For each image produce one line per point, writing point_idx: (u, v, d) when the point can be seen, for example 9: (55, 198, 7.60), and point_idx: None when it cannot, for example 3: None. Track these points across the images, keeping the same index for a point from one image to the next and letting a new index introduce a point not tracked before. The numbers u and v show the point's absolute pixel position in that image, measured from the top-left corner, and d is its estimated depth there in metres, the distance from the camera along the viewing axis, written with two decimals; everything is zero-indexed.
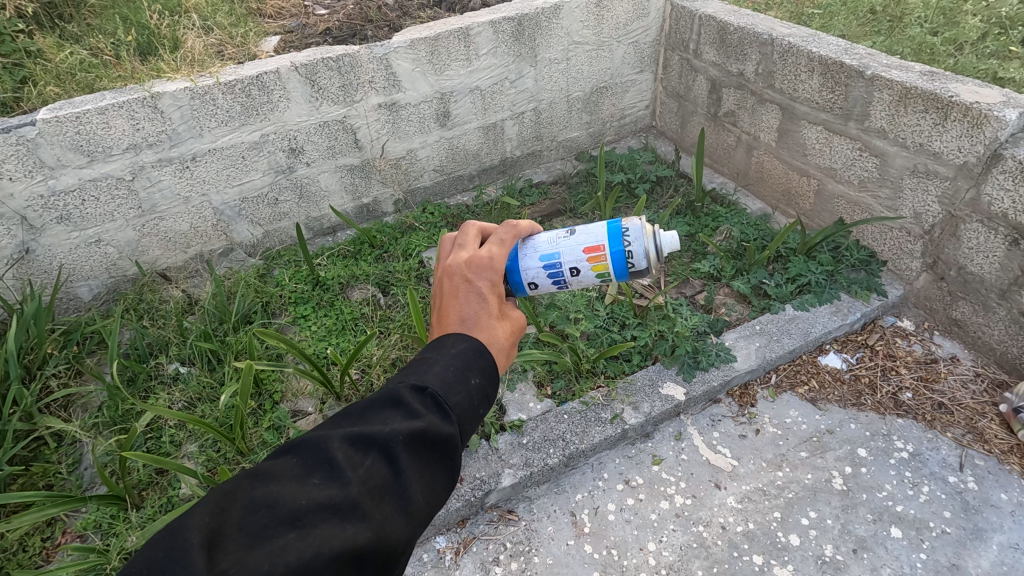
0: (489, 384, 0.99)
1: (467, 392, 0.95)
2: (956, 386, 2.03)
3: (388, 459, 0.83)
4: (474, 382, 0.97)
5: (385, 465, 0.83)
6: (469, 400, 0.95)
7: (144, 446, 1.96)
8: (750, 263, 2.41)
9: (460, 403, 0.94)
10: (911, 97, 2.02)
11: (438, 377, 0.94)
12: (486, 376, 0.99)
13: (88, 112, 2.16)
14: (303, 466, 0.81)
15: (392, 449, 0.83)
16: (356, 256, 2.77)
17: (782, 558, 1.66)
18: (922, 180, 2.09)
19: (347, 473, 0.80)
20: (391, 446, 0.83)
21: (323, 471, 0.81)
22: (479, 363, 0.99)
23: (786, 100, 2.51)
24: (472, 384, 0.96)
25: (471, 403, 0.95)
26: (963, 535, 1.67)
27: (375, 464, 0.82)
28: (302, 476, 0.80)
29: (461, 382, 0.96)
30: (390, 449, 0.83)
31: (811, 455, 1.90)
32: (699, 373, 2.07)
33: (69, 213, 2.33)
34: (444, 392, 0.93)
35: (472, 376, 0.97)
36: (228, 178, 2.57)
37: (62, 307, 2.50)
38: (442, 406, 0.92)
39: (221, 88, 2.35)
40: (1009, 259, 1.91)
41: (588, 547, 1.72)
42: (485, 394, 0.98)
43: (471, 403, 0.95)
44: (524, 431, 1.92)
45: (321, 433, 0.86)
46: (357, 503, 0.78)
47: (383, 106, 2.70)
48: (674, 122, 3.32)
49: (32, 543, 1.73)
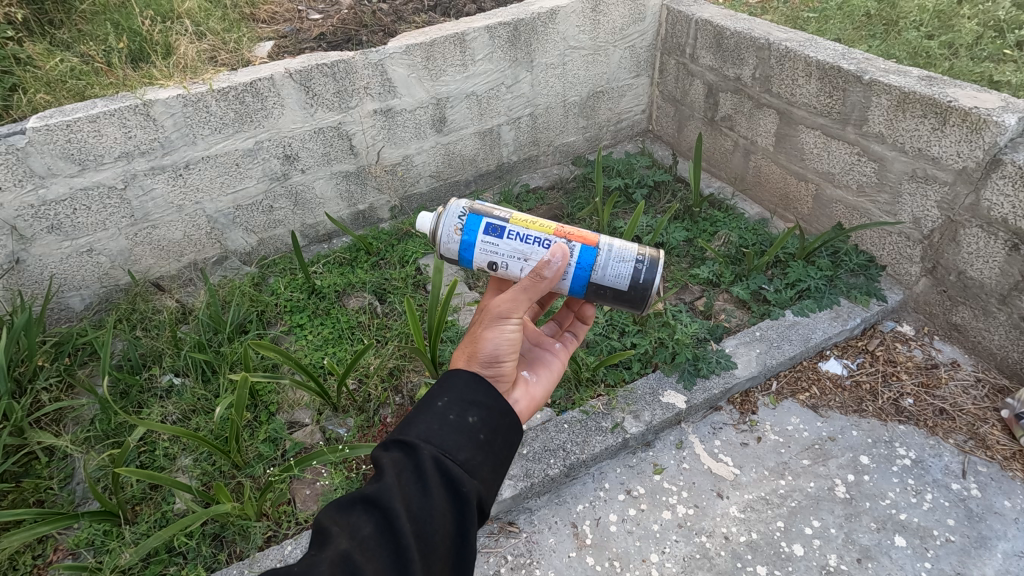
0: (459, 396, 1.06)
1: (433, 415, 1.02)
2: (957, 392, 2.03)
3: (371, 507, 0.91)
4: (440, 404, 1.04)
5: (369, 515, 0.91)
6: (439, 419, 1.01)
7: (138, 460, 1.93)
8: (749, 268, 2.40)
9: (429, 426, 1.00)
10: (909, 101, 2.01)
11: (403, 421, 1.03)
12: (451, 392, 1.07)
13: (78, 120, 2.13)
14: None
15: (371, 498, 0.91)
16: (352, 263, 2.75)
17: (787, 569, 1.64)
18: (921, 185, 2.08)
19: (332, 531, 0.89)
20: (370, 495, 0.91)
21: (315, 542, 0.89)
22: (442, 388, 1.08)
23: (783, 104, 2.51)
24: (437, 407, 1.04)
25: (442, 420, 1.01)
26: (967, 543, 1.66)
27: (360, 518, 0.90)
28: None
29: (425, 410, 1.03)
30: (369, 496, 0.91)
31: (812, 462, 1.89)
32: (700, 380, 2.05)
33: (60, 223, 2.29)
34: (410, 427, 1.01)
35: (434, 401, 1.05)
36: (221, 186, 2.54)
37: (53, 318, 2.47)
38: (411, 437, 0.99)
39: (214, 95, 2.32)
40: (1009, 264, 1.90)
41: (589, 559, 1.70)
42: (457, 405, 1.04)
43: (442, 420, 1.01)
44: (524, 441, 1.90)
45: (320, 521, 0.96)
46: (346, 552, 0.85)
47: (378, 112, 2.67)
48: (671, 127, 3.31)
49: (23, 562, 1.69)
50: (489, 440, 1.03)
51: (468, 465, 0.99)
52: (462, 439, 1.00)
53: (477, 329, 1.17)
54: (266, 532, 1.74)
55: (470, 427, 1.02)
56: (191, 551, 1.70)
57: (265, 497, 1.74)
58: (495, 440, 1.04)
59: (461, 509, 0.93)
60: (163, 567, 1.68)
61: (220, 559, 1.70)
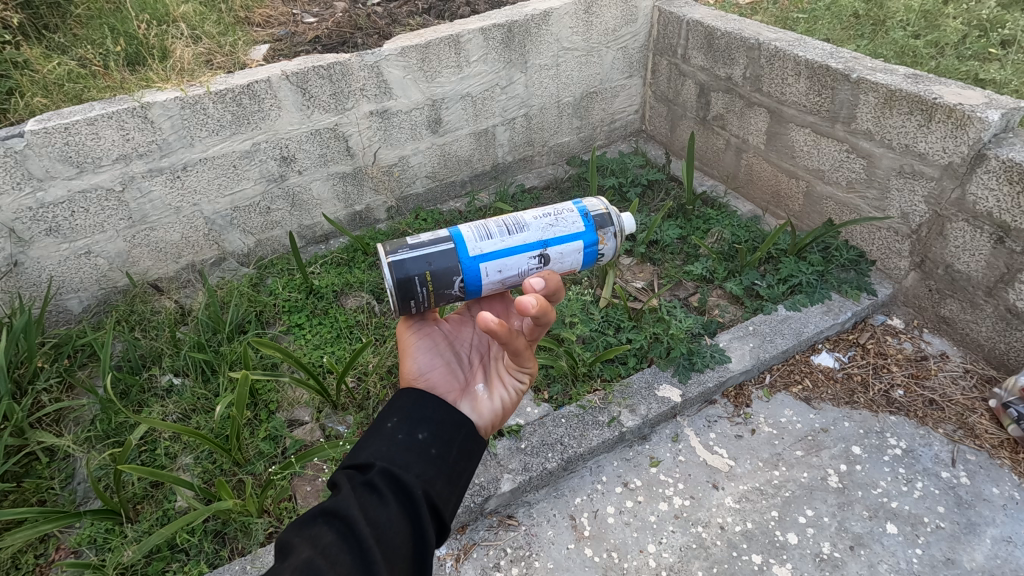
0: (406, 415, 1.09)
1: (383, 437, 1.05)
2: (946, 382, 2.07)
3: (329, 519, 0.90)
4: (389, 425, 1.07)
5: (328, 527, 0.89)
6: (388, 439, 1.04)
7: (139, 459, 1.95)
8: (742, 264, 2.44)
9: (378, 447, 1.03)
10: (896, 99, 2.05)
11: (354, 447, 1.05)
12: (401, 412, 1.10)
13: (77, 123, 2.15)
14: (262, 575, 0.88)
15: (327, 511, 0.90)
16: (350, 263, 2.78)
17: (781, 557, 1.68)
18: (909, 181, 2.12)
19: (292, 543, 0.86)
20: (327, 509, 0.90)
21: (276, 560, 0.86)
22: (390, 410, 1.11)
23: (774, 103, 2.55)
24: (387, 428, 1.06)
25: (392, 439, 1.04)
26: (957, 530, 1.69)
27: (319, 531, 0.88)
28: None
29: (374, 434, 1.06)
30: (325, 509, 0.91)
31: (806, 453, 1.92)
32: (695, 374, 2.08)
33: (58, 225, 2.31)
34: (360, 452, 1.03)
35: (383, 424, 1.08)
36: (219, 188, 2.56)
37: (51, 320, 2.48)
38: (363, 459, 1.01)
39: (212, 98, 2.34)
40: (994, 257, 1.94)
41: (588, 551, 1.73)
42: (406, 424, 1.07)
43: (393, 438, 1.04)
44: (522, 436, 1.93)
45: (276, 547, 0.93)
46: (308, 557, 0.83)
47: (374, 113, 2.70)
48: (663, 127, 3.35)
49: (25, 561, 1.71)
50: (442, 452, 1.06)
51: (424, 476, 1.01)
52: (415, 454, 1.03)
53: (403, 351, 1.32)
54: (268, 529, 1.75)
55: (422, 441, 1.05)
56: (193, 548, 1.72)
57: (266, 493, 1.75)
58: (449, 454, 1.07)
59: (418, 514, 0.95)
60: (166, 564, 1.70)
61: (222, 555, 1.72)
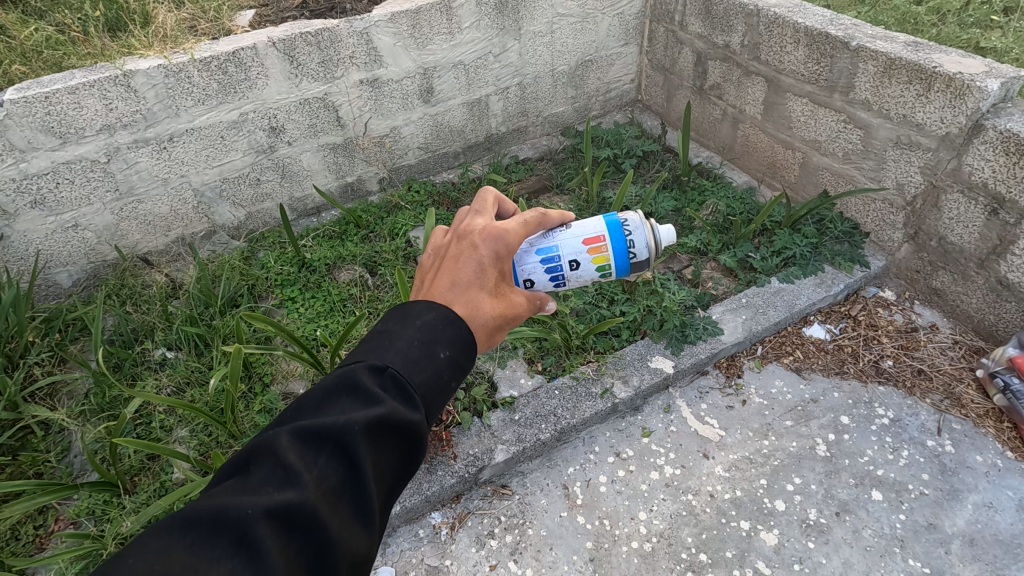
0: (459, 355, 0.96)
1: (435, 368, 0.91)
2: (935, 353, 2.09)
3: (345, 453, 0.78)
4: (443, 356, 0.93)
5: (339, 462, 0.77)
6: (438, 376, 0.92)
7: (135, 432, 1.96)
8: (736, 236, 2.43)
9: (427, 381, 0.90)
10: (895, 67, 2.02)
11: (404, 355, 0.90)
12: (456, 347, 0.96)
13: (57, 92, 2.09)
14: (252, 468, 0.77)
15: (349, 444, 0.78)
16: (342, 235, 2.75)
17: (768, 523, 1.72)
18: (905, 152, 2.11)
19: (299, 474, 0.74)
20: (348, 441, 0.78)
21: (272, 477, 0.74)
22: (449, 333, 0.96)
23: (772, 72, 2.50)
24: (440, 359, 0.92)
25: (440, 379, 0.92)
26: (940, 496, 1.73)
27: (328, 465, 0.77)
28: (250, 485, 0.74)
29: (429, 356, 0.92)
30: (348, 443, 0.78)
31: (795, 423, 1.95)
32: (688, 347, 2.10)
33: (43, 197, 2.27)
34: (412, 371, 0.89)
35: (440, 349, 0.93)
36: (207, 159, 2.51)
37: (41, 294, 2.46)
38: (410, 388, 0.88)
39: (196, 66, 2.28)
40: (988, 228, 1.94)
41: (580, 519, 1.76)
42: (454, 368, 0.95)
43: (439, 378, 0.92)
44: (516, 407, 1.95)
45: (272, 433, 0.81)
46: (313, 507, 0.72)
47: (364, 82, 2.64)
48: (659, 96, 3.30)
49: (25, 532, 1.73)
50: None
51: None
52: (441, 407, 0.93)
53: (502, 319, 1.10)
54: None
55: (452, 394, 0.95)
56: None
57: None
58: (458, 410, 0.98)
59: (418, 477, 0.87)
60: None
61: None
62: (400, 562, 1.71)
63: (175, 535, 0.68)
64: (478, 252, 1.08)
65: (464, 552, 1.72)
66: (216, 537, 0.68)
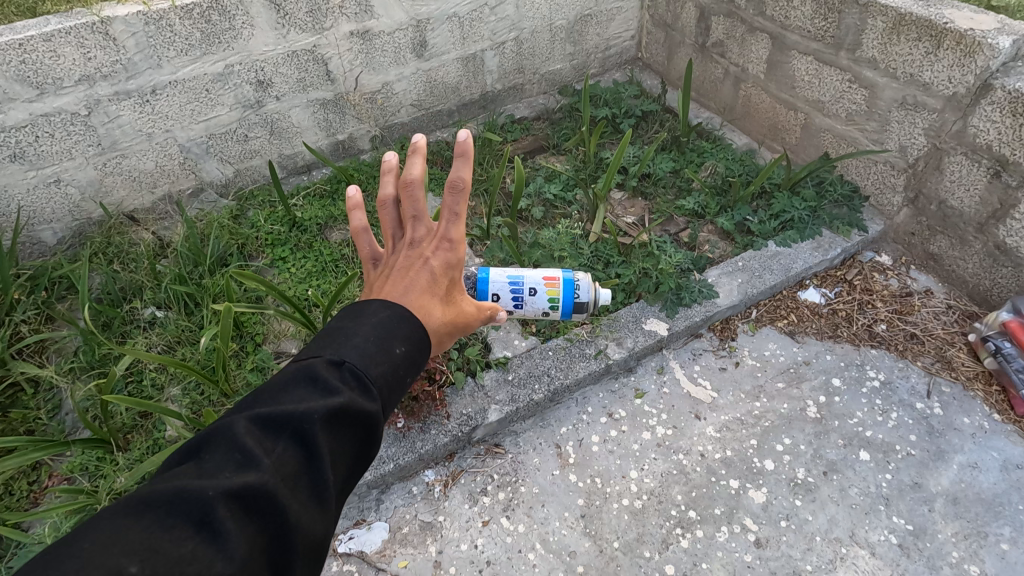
0: (412, 347, 0.92)
1: (392, 362, 0.88)
2: (928, 317, 2.09)
3: (299, 445, 0.75)
4: (398, 352, 0.89)
5: (296, 450, 0.75)
6: (395, 369, 0.88)
7: (126, 390, 1.95)
8: (734, 199, 2.40)
9: (386, 371, 0.86)
10: (905, 24, 1.95)
11: (360, 343, 0.86)
12: (410, 343, 0.92)
13: (32, 39, 1.99)
14: (205, 452, 0.73)
15: (305, 433, 0.75)
16: (333, 195, 2.70)
17: (757, 482, 1.74)
18: (910, 113, 2.06)
19: (255, 458, 0.71)
20: (304, 428, 0.75)
21: (226, 461, 0.71)
22: (402, 330, 0.91)
23: (777, 28, 2.42)
24: (396, 354, 0.89)
25: (396, 368, 0.88)
26: (926, 456, 1.76)
27: (285, 450, 0.74)
28: (201, 466, 0.71)
29: (383, 348, 0.87)
30: (303, 435, 0.75)
31: (787, 385, 1.97)
32: (682, 309, 2.09)
33: (23, 151, 2.19)
34: (372, 363, 0.85)
35: (395, 345, 0.89)
36: (192, 113, 2.43)
37: (25, 252, 2.41)
38: (370, 377, 0.83)
39: (178, 13, 2.17)
40: (989, 191, 1.92)
41: (572, 477, 1.79)
42: (410, 354, 0.91)
43: (396, 371, 0.88)
44: (510, 368, 1.95)
45: (227, 419, 0.77)
46: (269, 496, 0.69)
47: (355, 34, 2.54)
48: (660, 54, 3.20)
49: (19, 487, 1.73)
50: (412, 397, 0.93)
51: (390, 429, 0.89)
52: (397, 397, 0.89)
53: (452, 327, 1.06)
54: None
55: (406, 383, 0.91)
56: None
57: None
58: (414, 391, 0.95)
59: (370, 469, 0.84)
60: None
61: None
62: (394, 518, 1.74)
63: (127, 515, 0.64)
64: (428, 261, 1.01)
65: (457, 509, 1.75)
66: (173, 513, 0.65)
